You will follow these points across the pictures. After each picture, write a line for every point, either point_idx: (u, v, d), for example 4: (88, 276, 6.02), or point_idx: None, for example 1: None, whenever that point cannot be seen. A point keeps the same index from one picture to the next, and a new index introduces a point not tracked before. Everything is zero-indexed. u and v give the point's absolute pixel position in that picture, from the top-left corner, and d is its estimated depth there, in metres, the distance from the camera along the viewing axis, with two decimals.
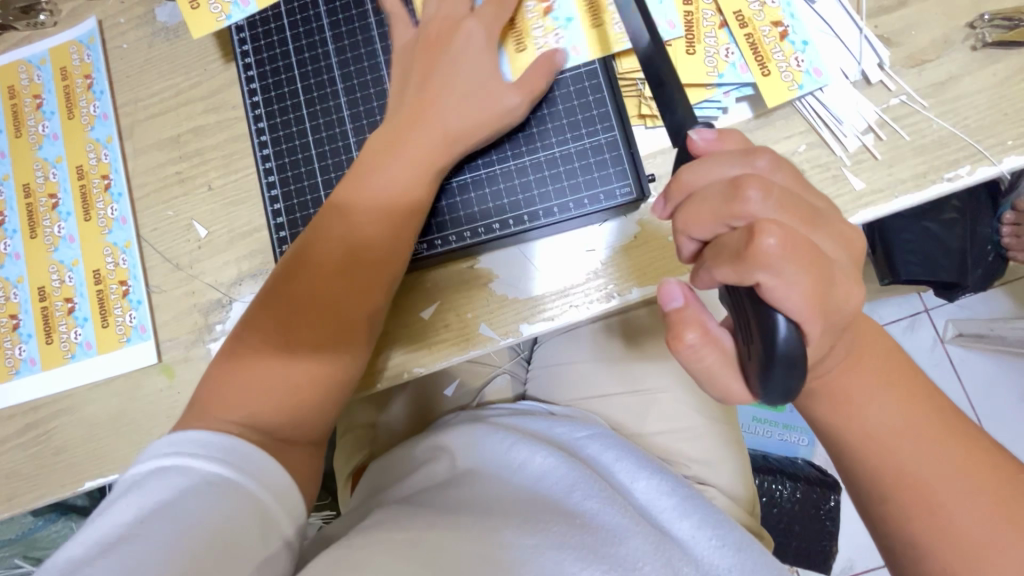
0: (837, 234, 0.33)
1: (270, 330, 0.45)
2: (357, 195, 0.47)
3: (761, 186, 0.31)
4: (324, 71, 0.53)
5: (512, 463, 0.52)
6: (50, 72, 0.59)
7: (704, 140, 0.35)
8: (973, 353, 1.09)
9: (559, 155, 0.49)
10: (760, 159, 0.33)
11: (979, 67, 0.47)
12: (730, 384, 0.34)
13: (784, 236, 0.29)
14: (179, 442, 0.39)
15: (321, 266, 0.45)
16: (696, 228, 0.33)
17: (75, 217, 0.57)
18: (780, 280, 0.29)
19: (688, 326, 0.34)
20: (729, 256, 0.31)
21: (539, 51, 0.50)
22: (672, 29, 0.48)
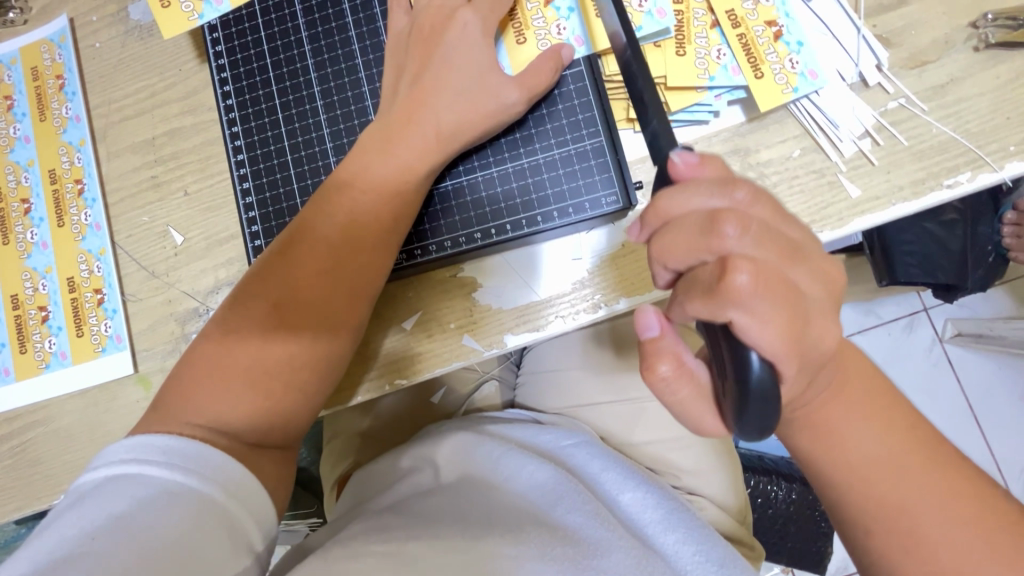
0: (817, 268, 0.32)
1: (240, 338, 0.42)
2: (335, 201, 0.45)
3: (738, 222, 0.29)
4: (301, 73, 0.51)
5: (497, 476, 0.51)
6: (21, 72, 0.57)
7: (685, 165, 0.33)
8: (971, 353, 1.08)
9: (544, 162, 0.47)
10: (739, 191, 0.31)
11: (982, 68, 0.45)
12: (703, 416, 0.34)
13: (756, 274, 0.29)
14: (136, 450, 0.37)
15: (296, 273, 0.43)
16: (672, 259, 0.32)
17: (48, 223, 0.55)
18: (752, 320, 0.28)
19: (662, 359, 0.33)
20: (702, 290, 0.30)
21: (540, 44, 0.48)
22: (662, 19, 0.46)
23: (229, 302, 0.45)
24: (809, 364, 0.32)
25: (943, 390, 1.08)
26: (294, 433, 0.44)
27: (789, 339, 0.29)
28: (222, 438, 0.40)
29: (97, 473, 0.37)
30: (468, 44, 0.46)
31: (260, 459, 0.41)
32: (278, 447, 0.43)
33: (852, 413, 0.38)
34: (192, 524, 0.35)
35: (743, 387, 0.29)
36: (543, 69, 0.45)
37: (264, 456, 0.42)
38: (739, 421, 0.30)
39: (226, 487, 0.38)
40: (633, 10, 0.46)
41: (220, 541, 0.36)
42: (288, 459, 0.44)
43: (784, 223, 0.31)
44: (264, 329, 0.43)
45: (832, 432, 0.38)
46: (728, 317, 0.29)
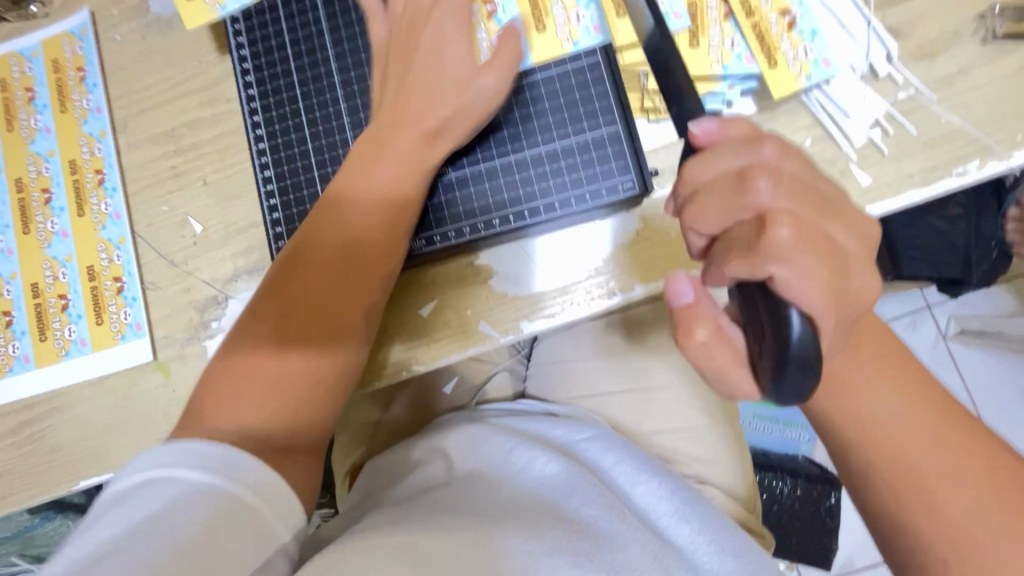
0: (850, 222, 0.32)
1: (256, 336, 0.44)
2: (342, 204, 0.46)
3: (769, 176, 0.31)
4: (321, 64, 0.52)
5: (510, 468, 0.52)
6: (43, 64, 0.58)
7: (705, 135, 0.35)
8: (974, 349, 1.08)
9: (561, 150, 0.48)
10: (766, 147, 0.33)
11: (990, 59, 0.46)
12: (741, 383, 0.33)
13: (795, 226, 0.29)
14: (167, 453, 0.38)
15: (310, 273, 0.45)
16: (703, 223, 0.33)
17: (69, 212, 0.56)
18: (793, 273, 0.29)
19: (698, 324, 0.33)
20: (740, 250, 0.31)
21: (560, 32, 0.49)
22: (678, 20, 0.47)
23: (255, 295, 0.46)
24: (849, 312, 0.32)
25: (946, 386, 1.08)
26: (316, 417, 0.45)
27: (831, 295, 0.30)
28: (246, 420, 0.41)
29: (129, 477, 0.37)
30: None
31: (284, 441, 0.42)
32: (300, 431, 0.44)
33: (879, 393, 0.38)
34: (226, 525, 0.35)
35: (783, 347, 0.29)
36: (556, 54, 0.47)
37: (289, 440, 0.42)
38: (775, 386, 0.30)
39: (257, 489, 0.38)
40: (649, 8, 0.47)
41: (254, 543, 0.36)
42: (310, 443, 0.45)
43: (815, 177, 0.33)
44: (280, 325, 0.44)
45: (837, 415, 0.38)
46: (768, 276, 0.29)
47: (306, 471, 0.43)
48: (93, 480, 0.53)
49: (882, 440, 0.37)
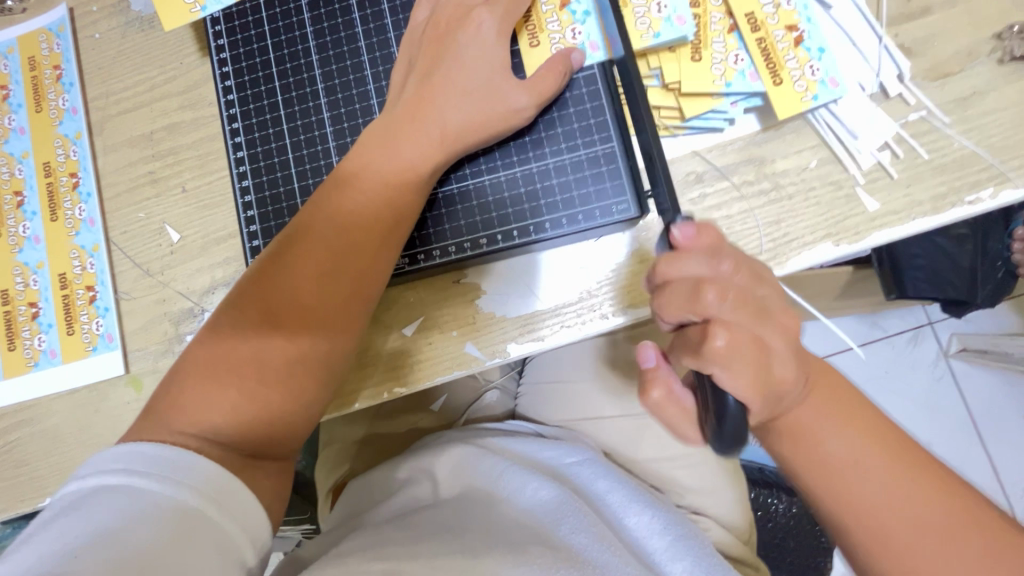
0: (791, 326, 0.33)
1: (235, 342, 0.41)
2: (336, 209, 0.43)
3: (720, 290, 0.31)
4: (304, 69, 0.49)
5: (498, 492, 0.49)
6: (18, 61, 0.55)
7: (683, 237, 0.33)
8: (976, 368, 1.06)
9: (553, 167, 0.46)
10: (725, 263, 0.33)
11: (1007, 81, 0.44)
12: (685, 435, 0.36)
13: (734, 339, 0.31)
14: (124, 458, 0.36)
15: (296, 280, 0.42)
16: (665, 317, 0.34)
17: (41, 217, 0.54)
18: (732, 381, 0.30)
19: (653, 387, 0.35)
20: (691, 347, 0.32)
21: (554, 47, 0.46)
22: (683, 26, 0.44)
23: (226, 303, 0.43)
24: (799, 382, 0.34)
25: (947, 407, 1.06)
26: (290, 444, 0.43)
27: (767, 393, 0.31)
28: (219, 447, 0.38)
29: (82, 482, 0.36)
30: (479, 45, 0.44)
31: (253, 472, 0.39)
32: (274, 458, 0.41)
33: (855, 427, 0.36)
34: (180, 538, 0.33)
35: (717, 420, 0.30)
36: (551, 72, 0.44)
37: (260, 469, 0.40)
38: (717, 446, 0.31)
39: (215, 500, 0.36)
40: (651, 16, 0.45)
41: (211, 559, 0.34)
42: (284, 470, 0.43)
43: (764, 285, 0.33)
44: (260, 335, 0.41)
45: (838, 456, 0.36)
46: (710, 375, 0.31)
47: (276, 501, 0.41)
48: None
49: (876, 481, 0.35)
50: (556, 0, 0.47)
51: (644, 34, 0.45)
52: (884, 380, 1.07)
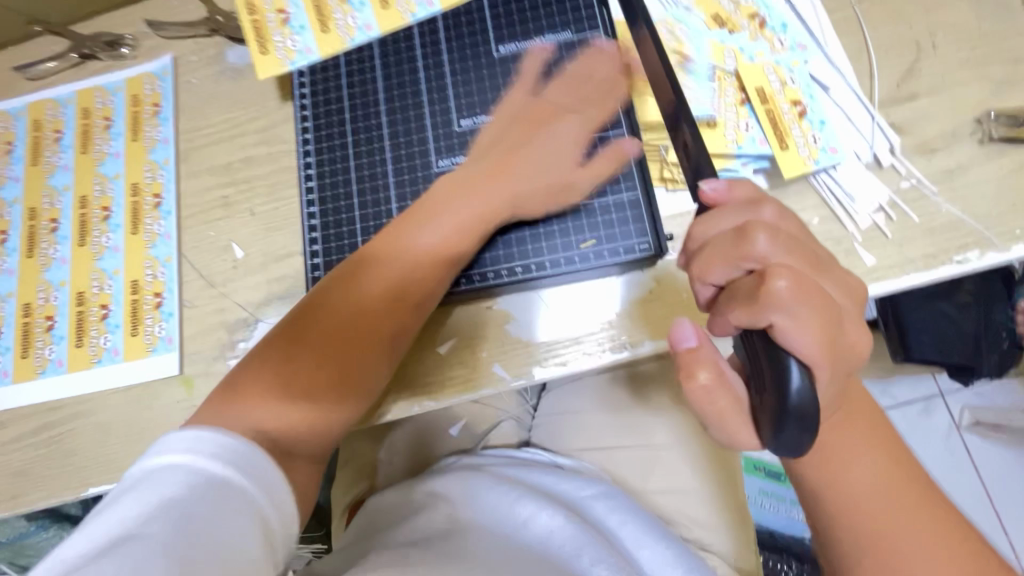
0: (841, 280, 0.34)
1: (287, 364, 0.45)
2: (387, 256, 0.49)
3: (768, 231, 0.32)
4: (373, 116, 0.57)
5: (515, 519, 0.52)
6: (123, 98, 0.64)
7: (715, 192, 0.36)
8: (988, 442, 1.07)
9: (584, 209, 0.52)
10: (764, 209, 0.35)
11: (988, 159, 0.50)
12: (740, 430, 0.33)
13: (794, 279, 0.31)
14: (191, 442, 0.38)
15: (348, 314, 0.47)
16: (712, 274, 0.34)
17: (123, 230, 0.61)
18: (796, 329, 0.30)
19: (702, 367, 0.33)
20: (741, 300, 0.32)
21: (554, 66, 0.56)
22: (707, 111, 0.52)
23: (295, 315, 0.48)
24: (843, 366, 0.33)
25: (961, 481, 1.06)
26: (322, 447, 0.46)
27: (828, 348, 0.31)
28: (272, 446, 0.42)
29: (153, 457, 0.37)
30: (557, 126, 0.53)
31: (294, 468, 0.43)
32: (303, 457, 0.45)
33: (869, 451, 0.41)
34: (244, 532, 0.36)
35: (782, 401, 0.29)
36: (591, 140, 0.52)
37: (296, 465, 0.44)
38: (774, 439, 0.30)
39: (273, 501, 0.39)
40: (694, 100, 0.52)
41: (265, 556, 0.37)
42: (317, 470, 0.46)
43: (809, 237, 0.35)
44: (315, 353, 0.46)
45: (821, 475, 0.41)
46: (768, 325, 0.30)
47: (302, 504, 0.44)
48: (103, 487, 0.54)
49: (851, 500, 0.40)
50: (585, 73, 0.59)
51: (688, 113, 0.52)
52: None
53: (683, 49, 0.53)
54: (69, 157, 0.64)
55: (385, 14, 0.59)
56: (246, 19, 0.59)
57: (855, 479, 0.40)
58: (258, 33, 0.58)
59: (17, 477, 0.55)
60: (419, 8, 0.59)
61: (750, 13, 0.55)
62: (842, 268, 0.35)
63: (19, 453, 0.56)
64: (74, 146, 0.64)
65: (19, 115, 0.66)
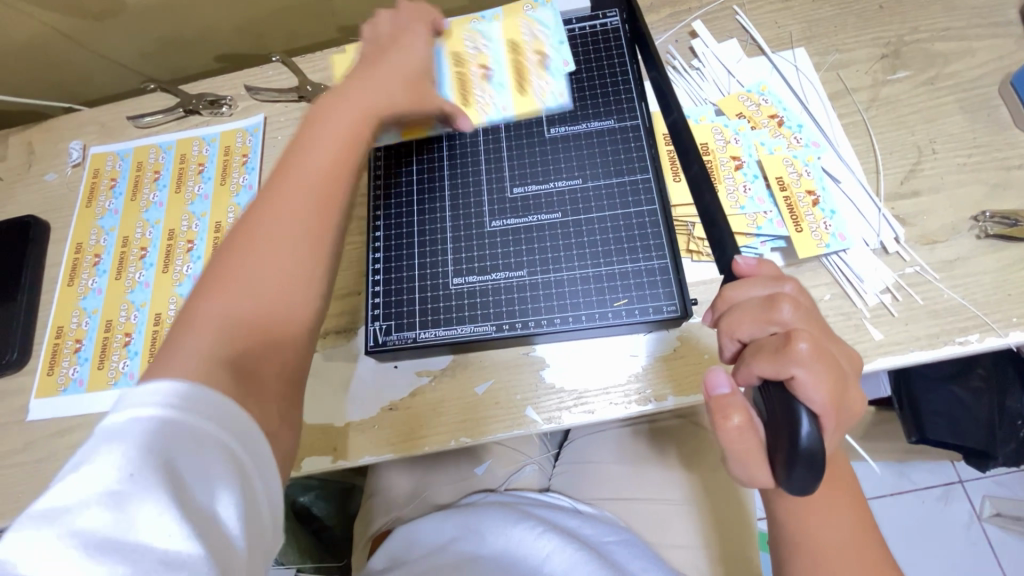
0: (847, 351, 0.39)
1: (221, 276, 0.41)
2: (285, 178, 0.46)
3: (792, 302, 0.38)
4: (437, 172, 0.64)
5: (536, 556, 0.56)
6: (217, 148, 0.74)
7: (746, 264, 0.42)
8: (1012, 537, 1.05)
9: (619, 272, 0.57)
10: (788, 283, 0.40)
11: (985, 253, 0.55)
12: (757, 471, 0.37)
13: (813, 342, 0.35)
14: (164, 396, 0.33)
15: (273, 221, 0.44)
16: (739, 331, 0.39)
17: (203, 261, 0.68)
18: (813, 382, 0.34)
19: (734, 410, 0.37)
20: (767, 354, 0.36)
21: (537, 90, 0.65)
22: (745, 202, 0.58)
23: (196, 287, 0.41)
24: (845, 421, 0.38)
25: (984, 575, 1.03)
26: (287, 362, 0.42)
27: (836, 404, 0.35)
28: (222, 334, 0.39)
29: (155, 412, 0.32)
30: (399, 61, 0.57)
31: None
32: (269, 377, 0.40)
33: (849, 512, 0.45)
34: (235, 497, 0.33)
35: (794, 442, 0.33)
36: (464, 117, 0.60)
37: (256, 380, 0.39)
38: (787, 476, 0.33)
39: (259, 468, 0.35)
40: (739, 193, 0.59)
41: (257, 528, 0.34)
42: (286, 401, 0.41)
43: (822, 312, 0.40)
44: (258, 242, 0.43)
45: (807, 525, 0.44)
46: (790, 378, 0.35)
47: None
48: None
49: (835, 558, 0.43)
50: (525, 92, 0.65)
51: (732, 205, 0.58)
52: (915, 535, 1.07)
53: (736, 150, 0.61)
54: (163, 195, 0.73)
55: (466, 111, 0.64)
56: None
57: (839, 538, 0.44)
58: None
59: None
60: (495, 113, 0.64)
61: (770, 113, 0.63)
62: (844, 342, 0.40)
63: None
64: (169, 185, 0.73)
65: (125, 156, 0.76)
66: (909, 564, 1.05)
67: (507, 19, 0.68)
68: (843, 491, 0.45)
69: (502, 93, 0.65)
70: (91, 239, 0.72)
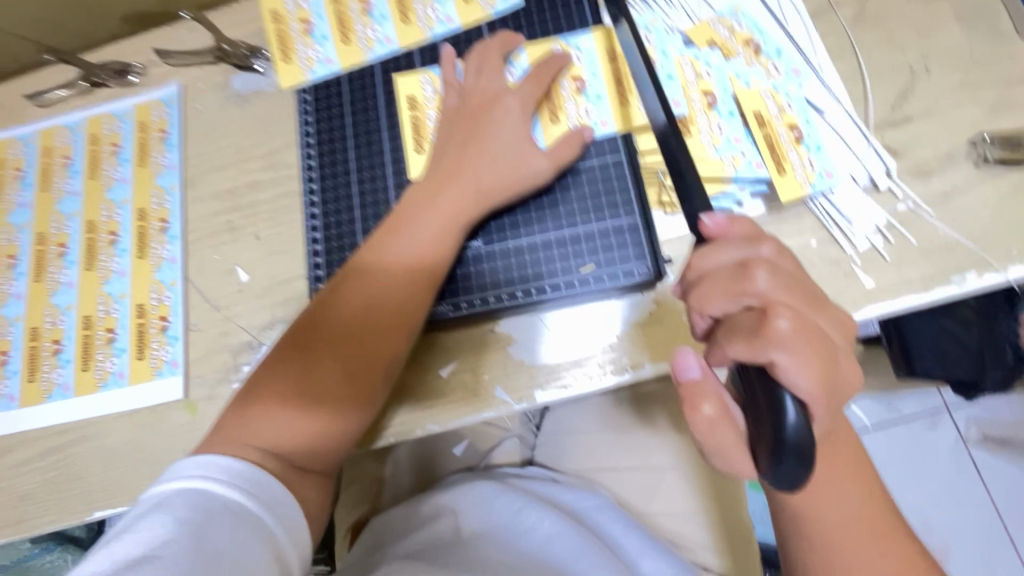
0: (837, 319, 0.35)
1: (312, 347, 0.48)
2: (371, 267, 0.50)
3: (768, 268, 0.33)
4: (376, 143, 0.60)
5: (519, 527, 0.54)
6: (131, 124, 0.66)
7: (715, 226, 0.37)
8: (996, 457, 1.06)
9: (584, 234, 0.53)
10: (763, 246, 0.35)
11: (982, 181, 0.50)
12: (740, 462, 0.33)
13: (793, 319, 0.31)
14: (216, 469, 0.40)
15: (359, 326, 0.48)
16: (710, 306, 0.35)
17: (130, 254, 0.62)
18: (796, 365, 0.30)
19: (705, 400, 0.34)
20: (743, 335, 0.32)
21: (571, 123, 0.55)
22: (720, 144, 0.52)
23: (285, 349, 0.48)
24: (839, 400, 0.33)
25: (969, 496, 1.05)
26: (333, 458, 0.47)
27: (825, 385, 0.31)
28: (291, 422, 0.45)
29: (210, 486, 0.39)
30: (490, 134, 0.53)
31: (303, 482, 0.45)
32: (318, 471, 0.47)
33: (849, 482, 0.41)
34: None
35: (776, 435, 0.29)
36: (570, 143, 0.52)
37: (305, 480, 0.45)
38: (771, 473, 0.30)
39: (289, 526, 0.41)
40: (713, 134, 0.53)
41: None
42: (328, 485, 0.48)
43: (808, 277, 0.36)
44: (340, 332, 0.48)
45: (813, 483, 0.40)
46: (770, 363, 0.30)
47: (318, 506, 0.46)
48: (106, 512, 0.54)
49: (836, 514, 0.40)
50: (573, 86, 0.56)
51: (707, 147, 0.52)
52: (902, 463, 1.07)
53: (708, 84, 0.54)
54: (77, 182, 0.65)
55: (553, 125, 0.56)
56: (407, 116, 0.59)
57: (841, 513, 0.41)
58: (283, 43, 0.63)
59: (22, 500, 0.56)
60: (594, 128, 0.55)
61: (745, 39, 0.56)
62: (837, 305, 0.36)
63: (24, 477, 0.57)
64: (82, 171, 0.65)
65: (29, 141, 0.67)
66: (897, 492, 1.07)
67: (607, 27, 0.58)
68: (849, 459, 0.41)
69: (386, 25, 0.62)
70: (3, 239, 0.64)
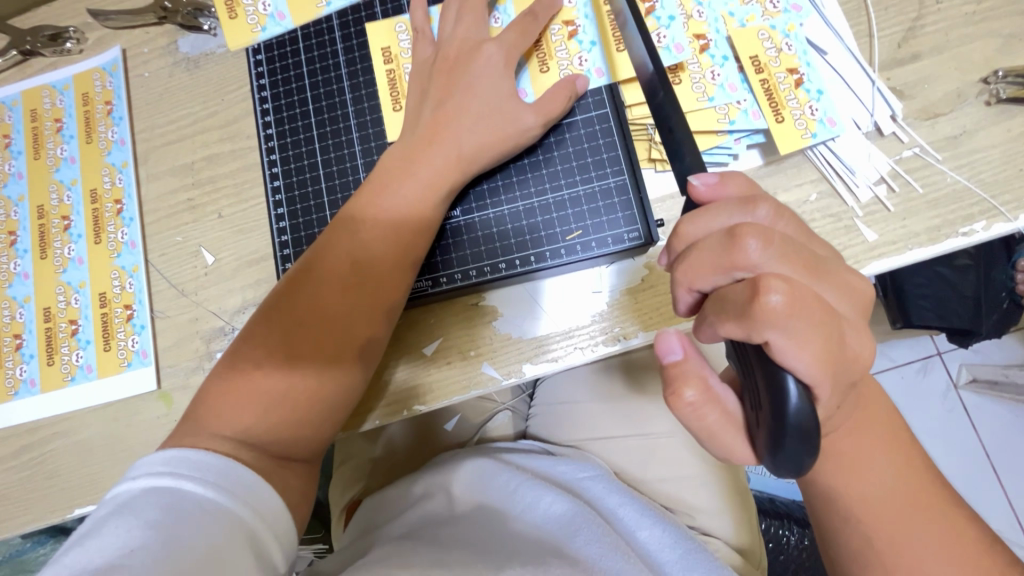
0: (845, 285, 0.32)
1: (285, 326, 0.45)
2: (342, 241, 0.46)
3: (760, 235, 0.30)
4: (339, 106, 0.55)
5: (516, 506, 0.52)
6: (73, 97, 0.60)
7: (705, 188, 0.34)
8: (986, 400, 1.07)
9: (569, 198, 0.49)
10: (761, 209, 0.32)
11: (993, 122, 0.47)
12: (733, 445, 0.31)
13: (789, 292, 0.27)
14: (188, 467, 0.38)
15: (336, 304, 0.45)
16: (698, 280, 0.32)
17: (85, 239, 0.57)
18: (792, 345, 0.27)
19: (687, 385, 0.31)
20: (734, 312, 0.29)
21: (562, 72, 0.51)
22: (713, 93, 0.48)
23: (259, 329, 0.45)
24: (847, 375, 0.31)
25: (959, 438, 1.07)
26: (315, 446, 0.45)
27: (829, 362, 0.28)
28: (265, 411, 0.43)
29: (183, 486, 0.37)
30: (466, 92, 0.48)
31: (286, 469, 0.43)
32: (301, 459, 0.45)
33: (883, 446, 0.38)
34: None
35: (779, 418, 0.27)
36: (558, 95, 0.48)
37: (287, 468, 0.43)
38: (771, 458, 0.28)
39: (268, 519, 0.39)
40: (706, 82, 0.48)
41: None
42: (312, 472, 0.46)
43: (810, 241, 0.33)
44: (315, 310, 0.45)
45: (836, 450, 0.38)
46: (765, 343, 0.28)
47: (301, 495, 0.44)
48: (87, 508, 0.52)
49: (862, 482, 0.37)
50: (564, 31, 0.51)
51: (700, 97, 0.48)
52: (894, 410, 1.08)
53: (701, 26, 0.49)
54: (21, 163, 0.60)
55: (542, 75, 0.51)
56: (382, 71, 0.54)
57: (869, 479, 0.37)
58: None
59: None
60: (587, 75, 0.50)
61: None
62: (846, 269, 0.32)
63: None
64: (25, 152, 0.60)
65: None
66: None
67: None
68: (877, 423, 0.38)
69: None
70: None
